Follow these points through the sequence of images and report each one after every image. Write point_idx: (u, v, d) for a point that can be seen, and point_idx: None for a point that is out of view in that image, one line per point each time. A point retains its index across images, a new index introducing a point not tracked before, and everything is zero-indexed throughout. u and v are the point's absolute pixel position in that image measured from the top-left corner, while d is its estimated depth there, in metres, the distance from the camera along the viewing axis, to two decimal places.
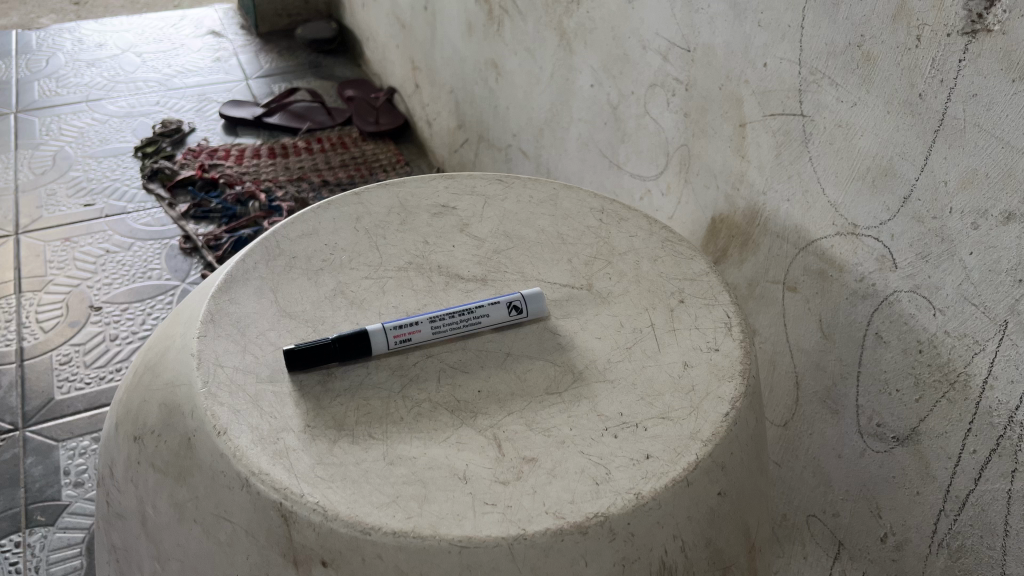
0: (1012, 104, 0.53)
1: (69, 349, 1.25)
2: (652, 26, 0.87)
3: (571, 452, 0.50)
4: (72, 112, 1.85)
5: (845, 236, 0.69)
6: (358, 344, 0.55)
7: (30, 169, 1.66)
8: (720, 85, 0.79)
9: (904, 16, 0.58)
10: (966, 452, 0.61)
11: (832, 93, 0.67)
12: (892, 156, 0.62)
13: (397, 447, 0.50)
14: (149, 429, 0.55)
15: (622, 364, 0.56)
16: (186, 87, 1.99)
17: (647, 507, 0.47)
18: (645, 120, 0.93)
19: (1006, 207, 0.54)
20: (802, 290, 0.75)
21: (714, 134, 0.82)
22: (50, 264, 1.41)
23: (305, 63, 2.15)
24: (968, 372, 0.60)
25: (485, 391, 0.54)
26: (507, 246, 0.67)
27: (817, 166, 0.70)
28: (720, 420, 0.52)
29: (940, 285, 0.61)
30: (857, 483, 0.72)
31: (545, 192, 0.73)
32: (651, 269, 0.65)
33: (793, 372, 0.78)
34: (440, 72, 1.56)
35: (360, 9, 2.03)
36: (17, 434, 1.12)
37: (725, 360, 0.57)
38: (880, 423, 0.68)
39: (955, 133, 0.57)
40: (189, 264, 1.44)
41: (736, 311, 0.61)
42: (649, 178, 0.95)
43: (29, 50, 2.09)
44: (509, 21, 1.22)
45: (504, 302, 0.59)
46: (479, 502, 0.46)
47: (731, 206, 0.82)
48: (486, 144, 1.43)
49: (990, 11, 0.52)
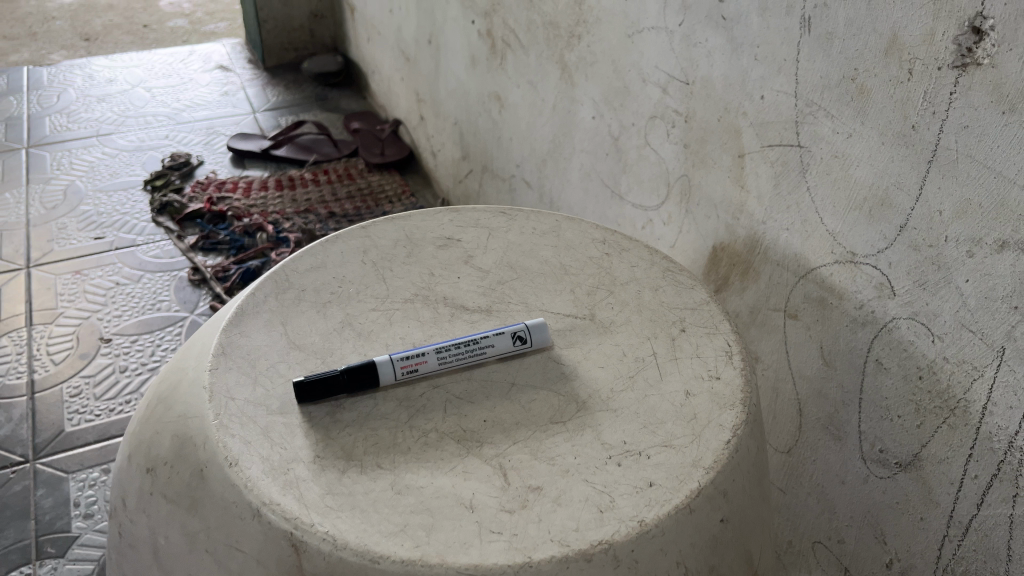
0: (1002, 136, 0.54)
1: (80, 381, 1.27)
2: (652, 60, 0.89)
3: (575, 480, 0.50)
4: (83, 147, 1.88)
5: (844, 264, 0.70)
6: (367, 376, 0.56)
7: (41, 203, 1.68)
8: (719, 117, 0.81)
9: (896, 51, 0.60)
10: (969, 477, 0.62)
11: (828, 125, 0.68)
12: (888, 186, 0.63)
13: (405, 477, 0.51)
14: (161, 460, 0.56)
15: (624, 393, 0.57)
16: (194, 121, 2.02)
17: (650, 534, 0.48)
18: (646, 151, 0.94)
19: (999, 236, 0.55)
20: (802, 317, 0.76)
21: (714, 165, 0.83)
22: (61, 297, 1.43)
23: (311, 96, 2.18)
24: (968, 399, 0.61)
25: (490, 421, 0.55)
26: (511, 277, 0.68)
27: (816, 196, 0.71)
28: (721, 447, 0.53)
29: (938, 313, 0.62)
30: (862, 510, 0.73)
31: (548, 224, 0.75)
32: (653, 299, 0.66)
33: (796, 400, 0.79)
34: (444, 104, 1.59)
35: (365, 43, 2.06)
36: (28, 466, 1.13)
37: (726, 388, 0.58)
38: (882, 449, 0.69)
39: (948, 163, 0.58)
40: (198, 295, 1.46)
41: (737, 339, 0.62)
42: (650, 208, 0.96)
43: (40, 86, 2.13)
44: (511, 54, 1.24)
45: (508, 332, 0.60)
46: (485, 531, 0.47)
47: (732, 235, 0.83)
48: (491, 174, 1.45)
49: (979, 46, 0.54)
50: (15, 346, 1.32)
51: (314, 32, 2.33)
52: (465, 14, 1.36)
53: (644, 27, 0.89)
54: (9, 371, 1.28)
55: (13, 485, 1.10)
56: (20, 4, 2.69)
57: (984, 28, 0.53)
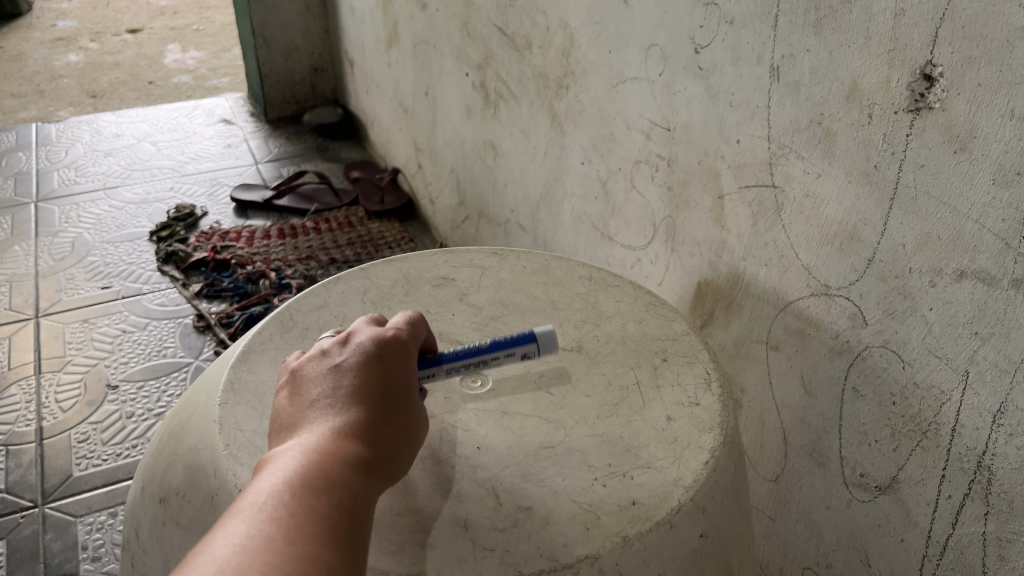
0: (955, 173, 0.58)
1: (88, 427, 1.30)
2: (635, 108, 0.94)
3: (563, 500, 0.54)
4: (91, 200, 1.93)
5: (819, 296, 0.73)
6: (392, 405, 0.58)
7: (50, 255, 1.73)
8: (699, 161, 0.85)
9: (857, 96, 0.65)
10: (943, 497, 0.64)
11: (799, 166, 0.72)
12: (856, 221, 0.68)
13: (403, 499, 0.54)
14: (173, 490, 0.59)
15: (610, 419, 0.61)
16: (198, 173, 2.08)
17: (634, 548, 0.51)
18: (632, 194, 0.99)
19: (957, 266, 0.59)
20: (783, 349, 0.79)
21: (696, 206, 0.87)
22: (69, 345, 1.47)
23: (312, 147, 2.24)
24: (938, 422, 0.64)
25: (484, 447, 0.58)
26: (503, 313, 0.72)
27: (791, 233, 0.75)
28: (700, 467, 0.56)
29: (907, 340, 0.65)
30: (846, 534, 0.75)
31: (537, 262, 0.79)
32: (636, 331, 0.70)
33: (781, 428, 0.82)
34: (441, 152, 1.64)
35: (364, 95, 2.13)
36: (36, 510, 1.16)
37: (706, 413, 0.61)
38: (863, 473, 0.72)
39: (908, 200, 0.62)
40: (202, 341, 1.49)
41: (715, 367, 0.66)
42: (638, 248, 1.00)
43: (48, 142, 2.19)
44: (504, 105, 1.30)
45: (518, 354, 0.62)
46: (479, 548, 0.50)
47: (715, 272, 0.87)
48: (487, 220, 1.49)
49: (930, 91, 0.58)
50: (24, 394, 1.36)
51: (315, 85, 2.40)
52: (459, 67, 1.42)
53: (628, 77, 0.94)
54: (18, 418, 1.31)
55: (22, 529, 1.13)
56: (29, 63, 2.77)
57: (934, 75, 0.58)
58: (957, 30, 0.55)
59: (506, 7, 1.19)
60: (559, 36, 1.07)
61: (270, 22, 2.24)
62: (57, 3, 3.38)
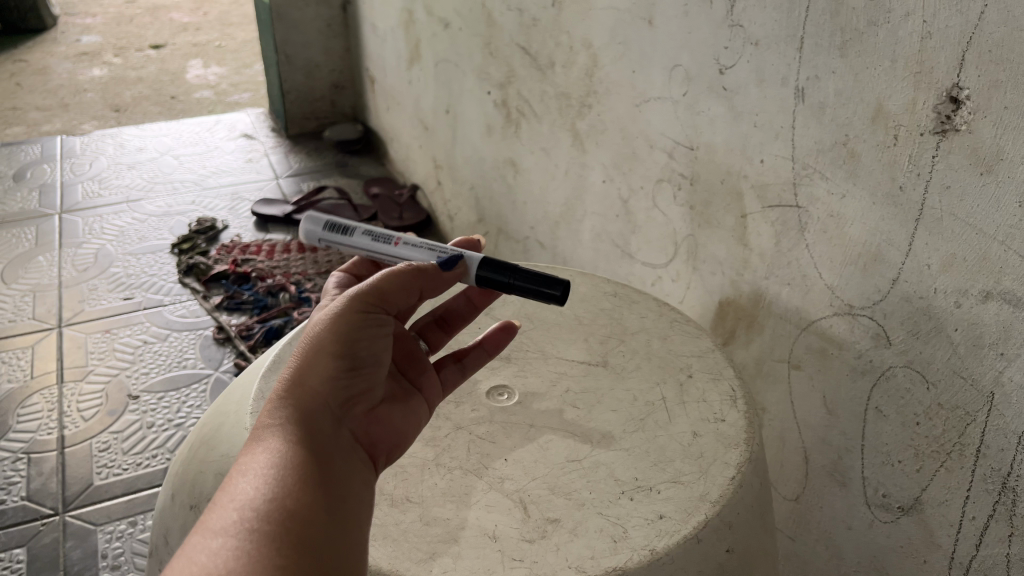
0: (982, 195, 0.58)
1: (109, 436, 1.31)
2: (658, 128, 0.95)
3: (590, 513, 0.54)
4: (114, 212, 1.96)
5: (842, 315, 0.74)
6: (490, 263, 0.60)
7: (73, 265, 1.75)
8: (722, 180, 0.86)
9: (882, 119, 0.65)
10: (967, 519, 0.64)
11: (823, 186, 0.73)
12: (880, 242, 0.68)
13: (432, 510, 0.55)
14: (205, 497, 0.60)
15: (636, 434, 0.61)
16: (219, 187, 2.10)
17: (661, 562, 0.51)
18: (653, 213, 1.00)
19: (983, 287, 0.60)
20: (805, 368, 0.80)
21: (718, 225, 0.88)
22: (91, 355, 1.48)
23: (331, 163, 2.26)
24: (963, 443, 0.64)
25: (510, 459, 0.59)
26: (529, 328, 0.73)
27: (814, 253, 0.75)
28: (726, 483, 0.56)
29: (931, 360, 0.65)
30: (868, 555, 0.75)
31: (562, 278, 0.80)
32: (661, 347, 0.70)
33: (802, 448, 0.82)
34: (460, 170, 1.65)
35: (384, 112, 2.15)
36: (58, 518, 1.17)
37: (731, 429, 0.62)
38: (885, 494, 0.72)
39: (934, 221, 0.63)
40: (222, 353, 1.50)
41: (740, 384, 0.66)
42: (659, 266, 1.01)
43: (73, 154, 2.22)
44: (525, 123, 1.31)
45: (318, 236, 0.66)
46: (508, 558, 0.51)
47: (737, 290, 0.88)
48: (506, 237, 1.50)
49: (957, 113, 0.59)
50: (46, 402, 1.37)
51: (335, 102, 2.42)
52: (480, 86, 1.44)
53: (651, 97, 0.95)
54: (40, 426, 1.32)
55: (43, 536, 1.14)
56: (53, 77, 2.82)
57: (960, 98, 0.59)
58: (985, 54, 0.56)
59: (530, 27, 1.21)
60: (582, 55, 1.08)
61: (293, 39, 2.27)
62: (81, 19, 3.43)
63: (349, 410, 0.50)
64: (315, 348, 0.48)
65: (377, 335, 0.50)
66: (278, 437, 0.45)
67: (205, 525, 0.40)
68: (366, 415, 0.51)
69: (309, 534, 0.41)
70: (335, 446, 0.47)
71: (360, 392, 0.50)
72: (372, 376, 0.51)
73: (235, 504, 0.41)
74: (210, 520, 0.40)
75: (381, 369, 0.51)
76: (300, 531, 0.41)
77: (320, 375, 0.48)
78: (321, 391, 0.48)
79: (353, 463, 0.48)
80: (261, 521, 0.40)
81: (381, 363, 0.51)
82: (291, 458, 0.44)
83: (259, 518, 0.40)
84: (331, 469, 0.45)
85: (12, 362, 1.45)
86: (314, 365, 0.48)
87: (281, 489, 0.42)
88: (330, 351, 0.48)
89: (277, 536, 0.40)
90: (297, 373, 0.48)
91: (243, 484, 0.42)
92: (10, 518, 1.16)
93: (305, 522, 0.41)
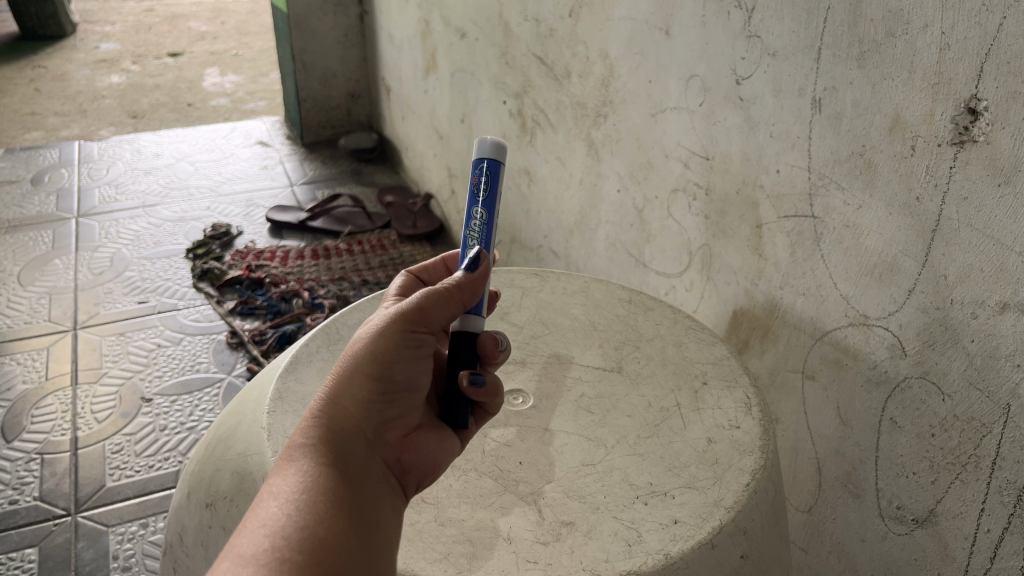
0: (999, 206, 0.58)
1: (121, 438, 1.32)
2: (674, 137, 0.95)
3: (604, 517, 0.54)
4: (130, 217, 1.97)
5: (857, 326, 0.74)
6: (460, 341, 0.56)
7: (89, 269, 1.76)
8: (737, 190, 0.86)
9: (900, 130, 0.65)
10: (981, 531, 0.64)
11: (840, 197, 0.73)
12: (896, 253, 0.68)
13: (447, 511, 0.55)
14: (221, 495, 0.61)
15: (650, 440, 0.62)
16: (235, 194, 2.12)
17: (675, 566, 0.51)
18: (668, 222, 1.00)
19: (1000, 298, 0.60)
20: (819, 379, 0.80)
21: (733, 235, 0.88)
22: (106, 357, 1.49)
23: (346, 171, 2.28)
24: (978, 454, 0.63)
25: (525, 462, 0.60)
26: (543, 332, 0.74)
27: (829, 264, 0.75)
28: (741, 489, 0.57)
29: (947, 371, 0.65)
30: (882, 568, 0.75)
31: (577, 284, 0.81)
32: (676, 354, 0.71)
33: (815, 459, 0.82)
34: None
35: (399, 120, 2.16)
36: (70, 519, 1.17)
37: (746, 437, 0.62)
38: (899, 506, 0.71)
39: (951, 232, 0.63)
40: (235, 358, 1.51)
41: (755, 392, 0.66)
42: (673, 275, 1.01)
43: (90, 160, 2.24)
44: (541, 132, 1.31)
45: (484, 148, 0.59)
46: (522, 560, 0.51)
47: (751, 300, 0.88)
48: (520, 245, 1.50)
49: (975, 125, 0.59)
50: (60, 404, 1.38)
51: (350, 110, 2.44)
52: (496, 95, 1.45)
53: (667, 106, 0.96)
54: (54, 428, 1.33)
55: (55, 536, 1.14)
56: (72, 83, 2.84)
57: (978, 109, 0.59)
58: (1002, 66, 0.56)
59: (547, 37, 1.22)
60: (598, 65, 1.09)
61: (310, 48, 2.29)
62: (100, 26, 3.47)
63: (384, 435, 0.50)
64: (353, 369, 0.49)
65: (415, 357, 0.50)
66: (310, 460, 0.46)
67: (234, 550, 0.41)
68: (402, 440, 0.51)
69: (335, 562, 0.42)
70: (370, 468, 0.48)
71: (395, 416, 0.51)
72: (410, 400, 0.51)
73: (265, 531, 0.42)
74: (240, 545, 0.41)
75: (418, 393, 0.52)
76: (326, 561, 0.42)
77: (356, 397, 0.49)
78: (355, 414, 0.49)
79: (384, 489, 0.48)
80: (292, 553, 0.41)
81: (417, 389, 0.51)
82: (320, 482, 0.45)
83: (288, 548, 0.41)
84: (361, 495, 0.46)
85: (27, 363, 1.46)
86: (351, 386, 0.49)
87: (311, 519, 0.43)
88: (366, 372, 0.49)
89: (304, 568, 0.41)
90: (334, 394, 0.49)
91: (275, 507, 0.43)
92: (23, 518, 1.17)
93: (333, 552, 0.42)
